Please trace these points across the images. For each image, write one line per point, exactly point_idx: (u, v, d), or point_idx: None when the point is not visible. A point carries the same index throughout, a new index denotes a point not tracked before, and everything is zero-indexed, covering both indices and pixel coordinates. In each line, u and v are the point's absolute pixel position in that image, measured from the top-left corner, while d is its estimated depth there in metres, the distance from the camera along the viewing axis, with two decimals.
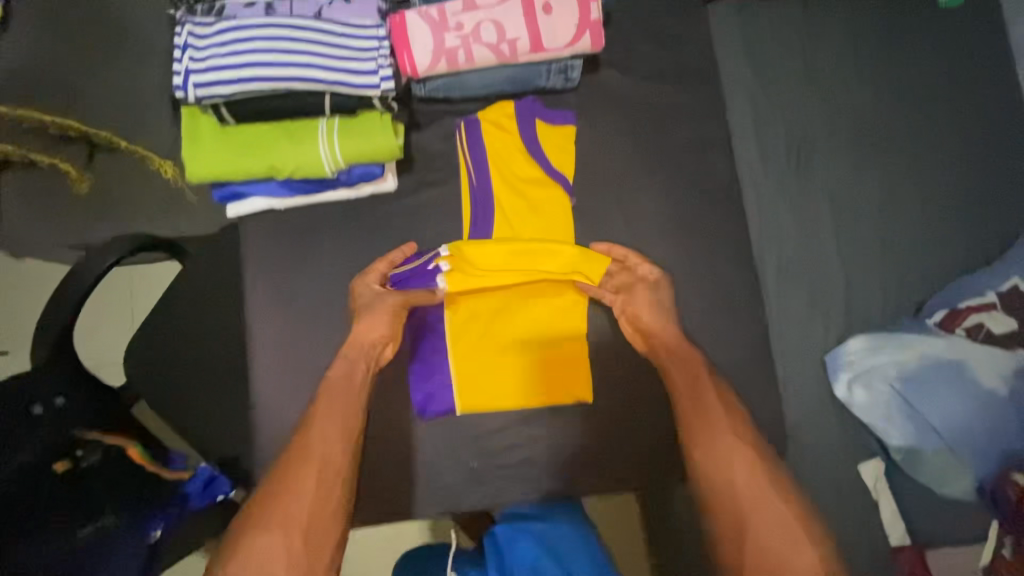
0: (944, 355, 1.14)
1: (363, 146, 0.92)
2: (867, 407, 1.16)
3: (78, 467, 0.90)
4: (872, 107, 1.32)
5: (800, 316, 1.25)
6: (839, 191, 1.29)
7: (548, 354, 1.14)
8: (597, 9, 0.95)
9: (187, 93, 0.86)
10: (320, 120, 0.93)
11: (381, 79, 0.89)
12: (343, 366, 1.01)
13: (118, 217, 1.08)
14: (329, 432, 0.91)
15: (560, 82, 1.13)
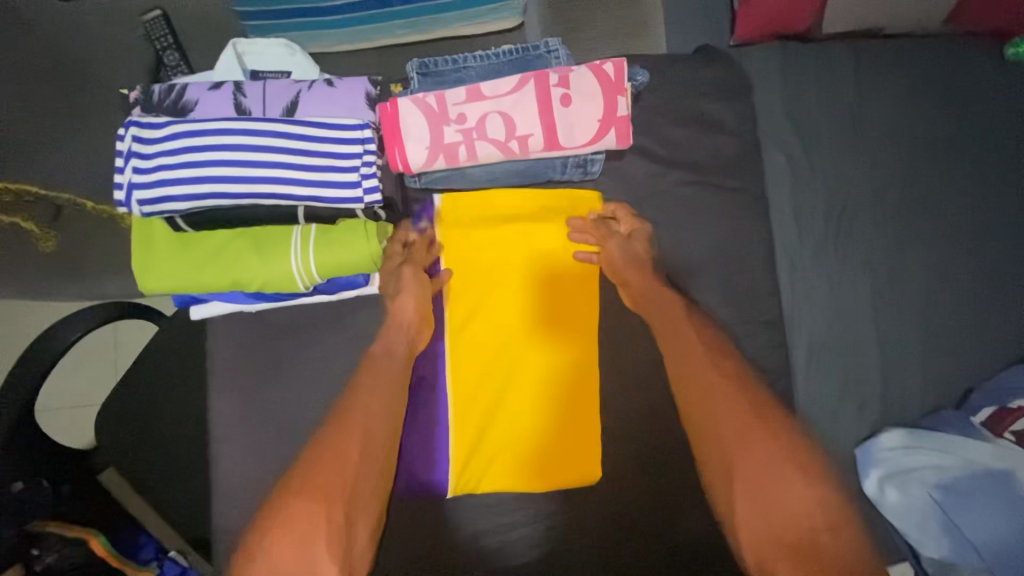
0: (990, 463, 1.03)
1: (342, 258, 0.80)
2: (899, 511, 1.06)
3: (32, 570, 0.84)
4: (924, 172, 1.18)
5: (830, 403, 1.14)
6: (883, 267, 1.17)
7: (554, 423, 0.99)
8: (625, 104, 0.84)
9: (132, 209, 0.77)
10: (296, 228, 0.82)
11: (365, 191, 0.80)
12: (398, 330, 0.89)
13: (88, 279, 0.99)
14: (368, 405, 0.77)
15: (578, 175, 1.00)
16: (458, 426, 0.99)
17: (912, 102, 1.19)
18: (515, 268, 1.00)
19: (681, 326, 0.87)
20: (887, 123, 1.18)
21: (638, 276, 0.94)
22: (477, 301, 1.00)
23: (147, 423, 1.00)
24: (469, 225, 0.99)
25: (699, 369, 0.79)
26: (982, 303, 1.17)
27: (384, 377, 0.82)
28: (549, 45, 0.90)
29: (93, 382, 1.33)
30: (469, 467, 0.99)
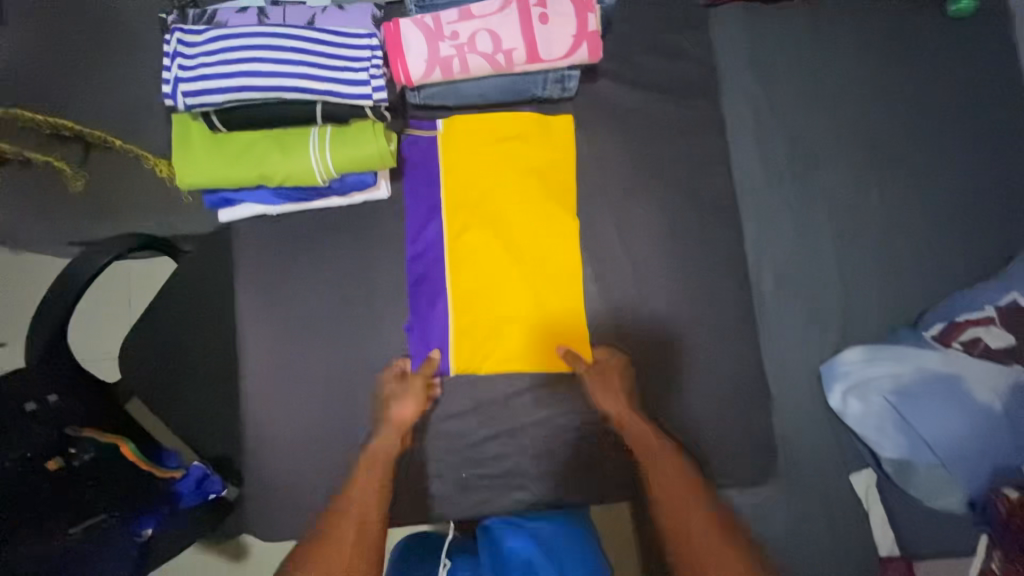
0: (939, 369, 1.14)
1: (352, 153, 0.91)
2: (860, 419, 1.16)
3: (71, 466, 0.89)
4: (877, 111, 1.30)
5: (800, 326, 1.22)
6: (842, 196, 1.27)
7: (545, 308, 1.13)
8: (594, 20, 0.96)
9: (178, 101, 0.91)
10: (315, 128, 0.93)
11: (373, 88, 0.92)
12: (385, 443, 1.06)
13: (112, 217, 1.07)
14: (360, 504, 1.00)
15: (557, 91, 1.13)
16: (457, 310, 1.11)
17: (863, 49, 1.32)
18: (506, 181, 1.14)
19: (657, 450, 1.08)
20: (840, 68, 1.31)
21: (619, 409, 1.10)
22: (472, 207, 1.14)
23: (179, 335, 1.12)
24: (462, 144, 1.14)
25: (677, 494, 1.05)
26: (936, 230, 1.26)
27: (381, 469, 1.04)
28: None
29: None
30: (467, 347, 1.11)
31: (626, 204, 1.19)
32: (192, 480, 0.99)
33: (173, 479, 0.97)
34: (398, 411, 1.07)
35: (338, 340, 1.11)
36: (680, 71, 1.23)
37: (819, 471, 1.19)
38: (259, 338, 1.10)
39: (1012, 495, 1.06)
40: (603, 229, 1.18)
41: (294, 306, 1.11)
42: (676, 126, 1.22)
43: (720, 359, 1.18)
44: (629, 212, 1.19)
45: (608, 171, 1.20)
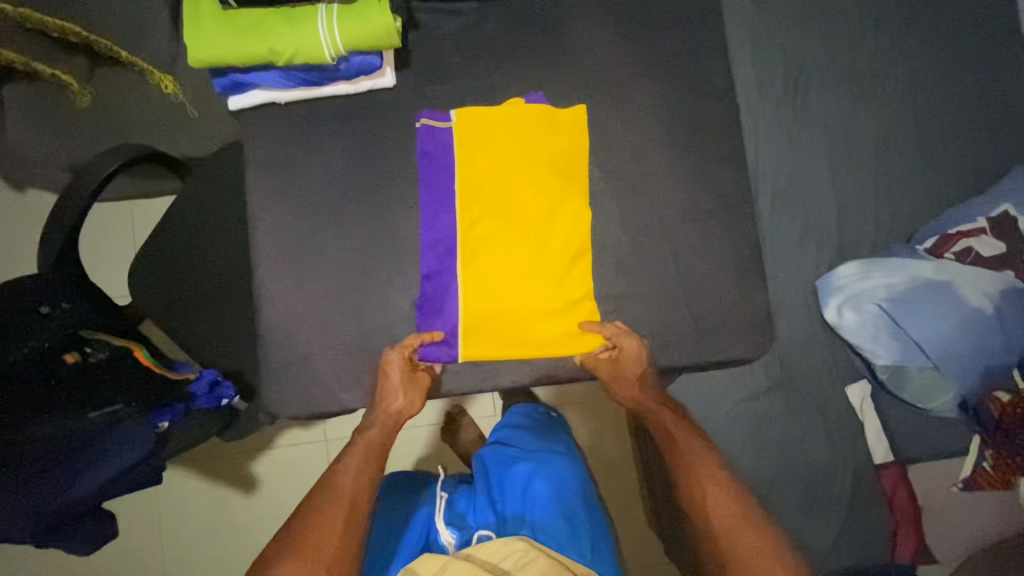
0: (932, 276, 1.16)
1: (361, 28, 0.94)
2: (856, 329, 1.19)
3: (86, 361, 0.90)
4: (871, 25, 1.31)
5: (793, 243, 1.27)
6: (835, 110, 1.30)
7: (554, 297, 1.10)
8: None
9: None
10: (321, 5, 0.95)
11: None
12: (378, 429, 1.03)
13: (122, 133, 1.10)
14: (353, 478, 0.92)
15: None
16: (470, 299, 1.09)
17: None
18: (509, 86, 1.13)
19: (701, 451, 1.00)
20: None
21: (637, 397, 1.11)
22: (485, 193, 1.11)
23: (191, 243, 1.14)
24: (479, 134, 1.11)
25: (720, 504, 0.90)
26: (926, 143, 1.29)
27: (372, 453, 0.98)
28: None
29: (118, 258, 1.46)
30: (481, 329, 1.10)
31: (630, 104, 1.15)
32: (205, 383, 0.99)
33: (187, 380, 0.99)
34: (398, 405, 1.06)
35: (345, 237, 1.10)
36: None
37: (815, 382, 1.22)
38: (266, 243, 1.10)
39: (1002, 398, 1.11)
40: (607, 131, 1.15)
41: (298, 213, 1.10)
42: (680, 21, 1.17)
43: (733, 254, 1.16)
44: (634, 114, 1.15)
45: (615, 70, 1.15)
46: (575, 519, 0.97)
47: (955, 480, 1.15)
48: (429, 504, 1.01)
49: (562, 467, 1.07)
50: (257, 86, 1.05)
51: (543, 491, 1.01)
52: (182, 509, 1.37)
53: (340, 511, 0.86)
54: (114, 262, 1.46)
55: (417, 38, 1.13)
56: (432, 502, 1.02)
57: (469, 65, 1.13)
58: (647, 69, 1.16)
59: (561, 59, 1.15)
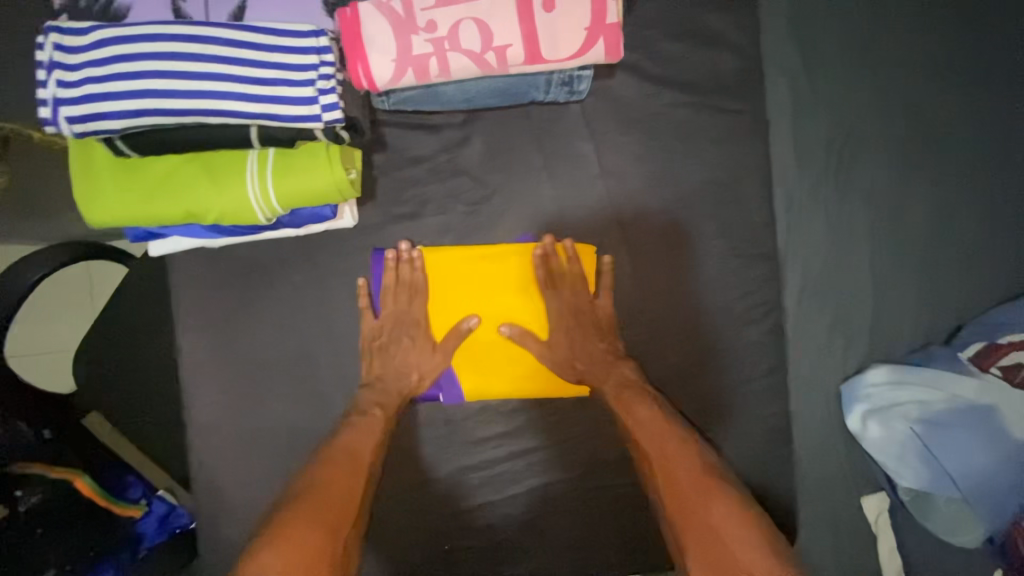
0: (972, 398, 1.03)
1: (305, 191, 0.63)
2: (879, 445, 1.08)
3: (14, 511, 0.80)
4: (932, 116, 1.11)
5: (820, 342, 1.13)
6: (879, 212, 1.12)
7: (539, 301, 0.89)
8: (614, 8, 0.65)
9: (62, 129, 0.59)
10: (252, 151, 0.63)
11: (323, 107, 0.60)
12: (363, 428, 0.82)
13: (51, 221, 0.94)
14: (334, 478, 0.74)
15: (562, 96, 0.77)
16: (472, 351, 0.90)
17: (923, 38, 1.10)
18: (502, 208, 0.89)
19: (647, 402, 0.83)
20: (896, 55, 1.10)
21: (573, 331, 0.87)
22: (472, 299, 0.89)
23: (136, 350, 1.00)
24: (455, 274, 0.88)
25: (645, 417, 0.81)
26: (976, 257, 1.13)
27: (355, 459, 0.78)
28: None
29: (63, 326, 1.27)
30: (489, 380, 0.89)
31: (651, 229, 0.91)
32: (154, 519, 0.92)
33: (133, 517, 0.90)
34: (400, 373, 0.87)
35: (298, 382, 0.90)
36: (720, 67, 0.90)
37: (828, 493, 1.13)
38: (197, 394, 0.87)
39: None
40: (618, 270, 0.91)
41: (239, 356, 0.88)
42: (717, 131, 0.91)
43: (768, 418, 0.94)
44: (656, 239, 0.91)
45: (633, 201, 0.90)
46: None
47: None
48: None
49: None
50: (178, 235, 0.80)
51: None
52: None
53: (324, 527, 0.66)
54: (57, 329, 1.27)
55: (383, 161, 0.88)
56: None
57: (447, 193, 0.89)
58: (674, 197, 0.91)
59: (565, 185, 0.89)
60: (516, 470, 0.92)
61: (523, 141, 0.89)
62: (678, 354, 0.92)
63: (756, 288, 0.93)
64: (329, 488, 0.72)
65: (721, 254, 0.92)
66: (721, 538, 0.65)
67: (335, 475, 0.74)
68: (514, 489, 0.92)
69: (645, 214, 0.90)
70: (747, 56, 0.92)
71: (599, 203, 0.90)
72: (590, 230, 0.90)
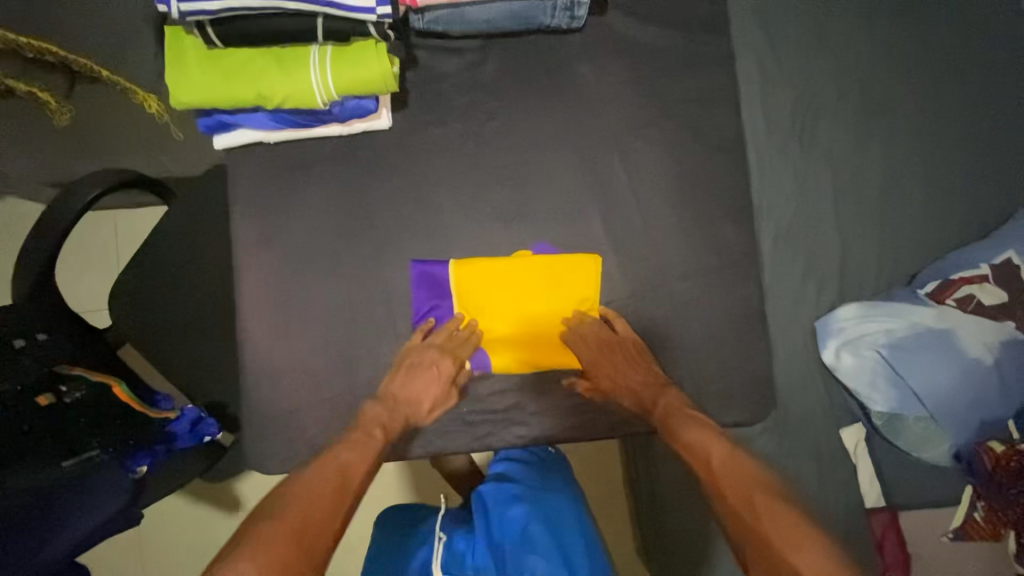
0: (932, 325, 1.15)
1: (356, 80, 0.75)
2: (853, 372, 1.17)
3: (62, 401, 0.87)
4: (881, 70, 1.28)
5: (794, 283, 1.25)
6: (841, 152, 1.27)
7: (544, 324, 1.03)
8: None
9: (170, 8, 0.69)
10: (314, 46, 0.75)
11: (377, 1, 0.70)
12: (356, 443, 0.86)
13: (106, 155, 1.07)
14: (324, 481, 0.76)
15: (565, 21, 0.95)
16: (495, 347, 1.02)
17: (871, 8, 1.29)
18: (509, 143, 1.02)
19: (682, 415, 0.91)
20: (847, 19, 1.28)
21: (608, 356, 0.98)
22: (483, 198, 1.01)
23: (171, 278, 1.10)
24: (484, 280, 1.00)
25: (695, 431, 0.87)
26: (929, 191, 1.27)
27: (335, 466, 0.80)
28: None
29: (95, 279, 1.41)
30: (517, 359, 1.02)
31: (640, 163, 1.04)
32: (186, 422, 0.97)
33: (167, 419, 0.97)
34: (414, 395, 0.95)
35: (325, 295, 0.99)
36: (697, 24, 1.06)
37: (810, 424, 1.21)
38: (244, 292, 0.98)
39: (996, 448, 1.10)
40: (615, 175, 1.03)
41: (278, 266, 0.99)
42: (697, 60, 1.05)
43: (749, 332, 1.05)
44: (644, 172, 1.04)
45: (629, 117, 1.04)
46: (575, 564, 0.82)
47: (947, 530, 1.14)
48: (427, 544, 0.89)
49: (562, 506, 0.92)
50: (245, 126, 0.93)
51: (548, 537, 0.86)
52: (170, 531, 1.27)
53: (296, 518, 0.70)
54: (100, 280, 1.41)
55: (413, 77, 1.01)
56: (429, 542, 0.90)
57: (467, 115, 1.02)
58: (662, 114, 1.04)
59: (565, 123, 1.03)
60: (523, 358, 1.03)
61: (532, 64, 1.03)
62: (666, 271, 1.04)
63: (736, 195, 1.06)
64: (309, 486, 0.75)
65: (704, 166, 1.05)
66: (775, 543, 0.68)
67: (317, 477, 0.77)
68: (522, 373, 1.03)
69: (638, 127, 1.04)
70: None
71: (595, 138, 1.03)
72: (590, 140, 1.03)
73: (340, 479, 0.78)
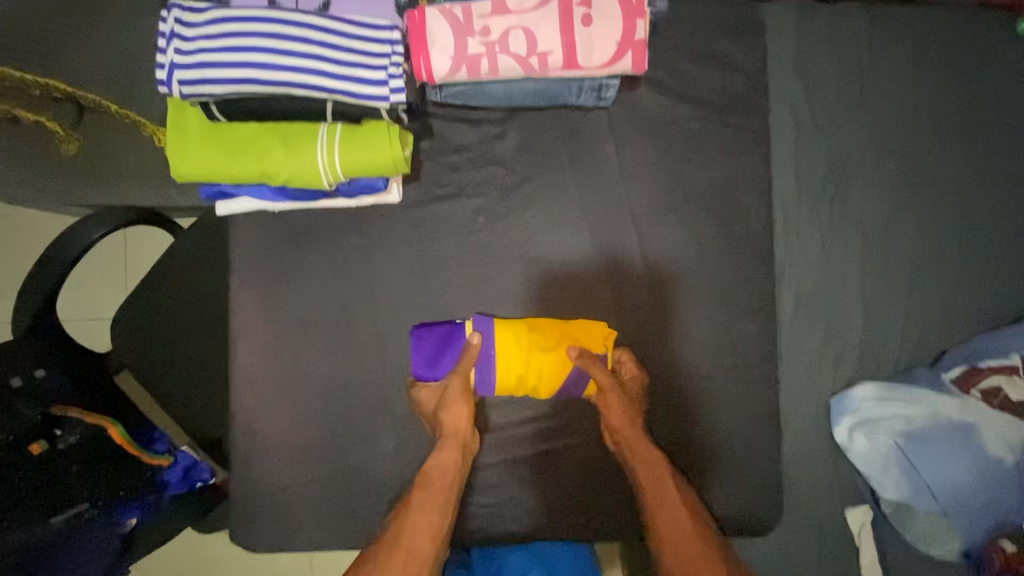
0: (953, 416, 1.10)
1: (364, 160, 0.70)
2: (865, 456, 1.13)
3: (55, 448, 0.86)
4: (923, 146, 1.21)
5: (814, 356, 1.20)
6: (873, 233, 1.21)
7: (554, 343, 0.91)
8: (644, 26, 0.73)
9: (170, 90, 0.66)
10: (324, 124, 0.71)
11: (392, 88, 0.67)
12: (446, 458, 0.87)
13: (109, 185, 1.02)
14: (423, 525, 0.80)
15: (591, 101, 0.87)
16: (510, 373, 0.91)
17: (919, 71, 1.21)
18: (526, 205, 0.98)
19: (669, 480, 0.87)
20: (893, 95, 1.21)
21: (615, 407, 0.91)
22: (493, 273, 0.98)
23: (175, 313, 1.08)
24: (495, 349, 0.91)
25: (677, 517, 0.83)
26: (961, 282, 1.21)
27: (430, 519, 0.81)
28: None
29: (104, 293, 1.40)
30: (529, 370, 0.91)
31: (661, 235, 0.99)
32: (179, 470, 0.97)
33: (161, 466, 0.95)
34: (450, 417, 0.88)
35: (325, 351, 0.96)
36: (733, 91, 1.00)
37: (816, 503, 1.17)
38: (242, 342, 0.96)
39: (1009, 548, 1.03)
40: (632, 259, 0.99)
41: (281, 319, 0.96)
42: (727, 142, 1.00)
43: (760, 415, 1.01)
44: (665, 244, 0.99)
45: (651, 197, 0.99)
46: None
47: None
48: None
49: None
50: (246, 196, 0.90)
51: None
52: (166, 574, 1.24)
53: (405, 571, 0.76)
54: (94, 295, 1.40)
55: (428, 147, 0.97)
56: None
57: (483, 173, 0.98)
58: (686, 187, 1.00)
59: (586, 188, 0.98)
60: (525, 444, 0.99)
61: (554, 136, 0.98)
62: (679, 348, 1.00)
63: (755, 284, 1.01)
64: (420, 519, 0.81)
65: (726, 257, 1.00)
66: None
67: (413, 530, 0.80)
68: (523, 454, 0.99)
69: (659, 205, 0.99)
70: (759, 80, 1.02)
71: (617, 206, 0.98)
72: (611, 207, 0.98)
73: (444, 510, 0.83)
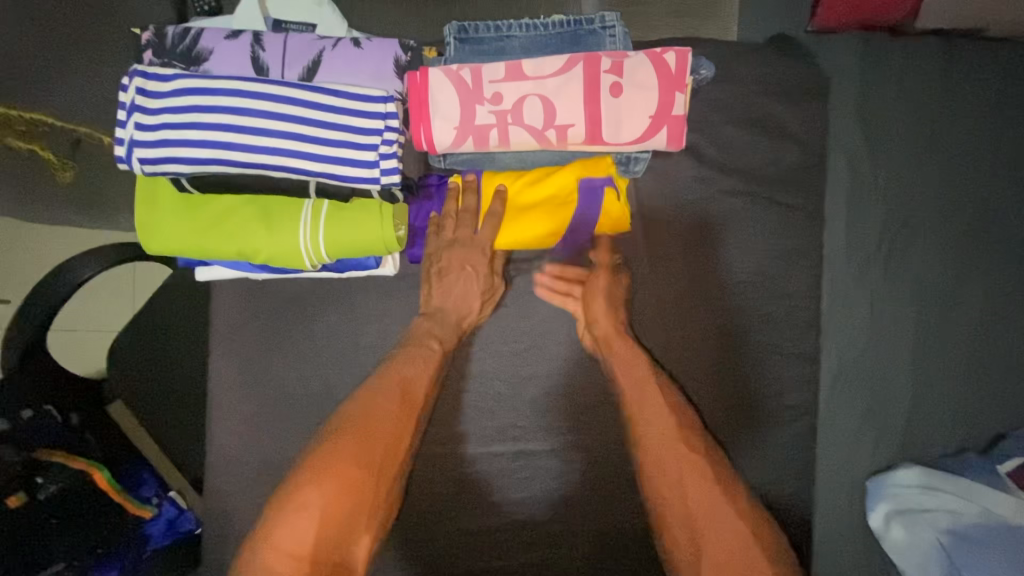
0: (1009, 519, 0.94)
1: (352, 240, 0.70)
2: (902, 549, 0.99)
3: (35, 499, 0.82)
4: (995, 203, 1.07)
5: (852, 431, 1.08)
6: (930, 310, 1.08)
7: (539, 203, 0.81)
8: (682, 102, 0.70)
9: (132, 168, 0.66)
10: (307, 201, 0.70)
11: (382, 171, 0.68)
12: (417, 360, 0.80)
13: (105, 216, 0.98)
14: (310, 518, 0.67)
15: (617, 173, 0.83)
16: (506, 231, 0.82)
17: (997, 119, 1.07)
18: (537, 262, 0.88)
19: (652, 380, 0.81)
20: (962, 158, 1.07)
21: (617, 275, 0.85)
22: (498, 348, 0.88)
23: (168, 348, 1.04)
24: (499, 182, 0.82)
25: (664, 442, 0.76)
26: None
27: (367, 444, 0.73)
28: (606, 19, 0.75)
29: (106, 313, 1.21)
30: (520, 229, 0.81)
31: (687, 300, 0.88)
32: (162, 521, 0.95)
33: (145, 519, 0.93)
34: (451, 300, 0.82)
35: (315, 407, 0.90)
36: (781, 142, 0.88)
37: None
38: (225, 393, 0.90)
39: None
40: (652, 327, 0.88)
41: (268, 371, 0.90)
42: (770, 223, 0.89)
43: (790, 507, 0.90)
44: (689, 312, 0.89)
45: (682, 271, 0.88)
46: None
47: None
48: None
49: None
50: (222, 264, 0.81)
51: None
52: None
53: (278, 549, 0.65)
54: (104, 305, 1.21)
55: None
56: None
57: None
58: (721, 249, 0.88)
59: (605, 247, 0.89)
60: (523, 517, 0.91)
61: None
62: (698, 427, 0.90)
63: (793, 360, 0.90)
64: (292, 520, 0.66)
65: (761, 343, 0.89)
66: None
67: (310, 494, 0.68)
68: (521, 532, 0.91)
69: (690, 267, 0.88)
70: (810, 151, 0.90)
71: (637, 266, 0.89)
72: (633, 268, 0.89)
73: (357, 484, 0.70)
